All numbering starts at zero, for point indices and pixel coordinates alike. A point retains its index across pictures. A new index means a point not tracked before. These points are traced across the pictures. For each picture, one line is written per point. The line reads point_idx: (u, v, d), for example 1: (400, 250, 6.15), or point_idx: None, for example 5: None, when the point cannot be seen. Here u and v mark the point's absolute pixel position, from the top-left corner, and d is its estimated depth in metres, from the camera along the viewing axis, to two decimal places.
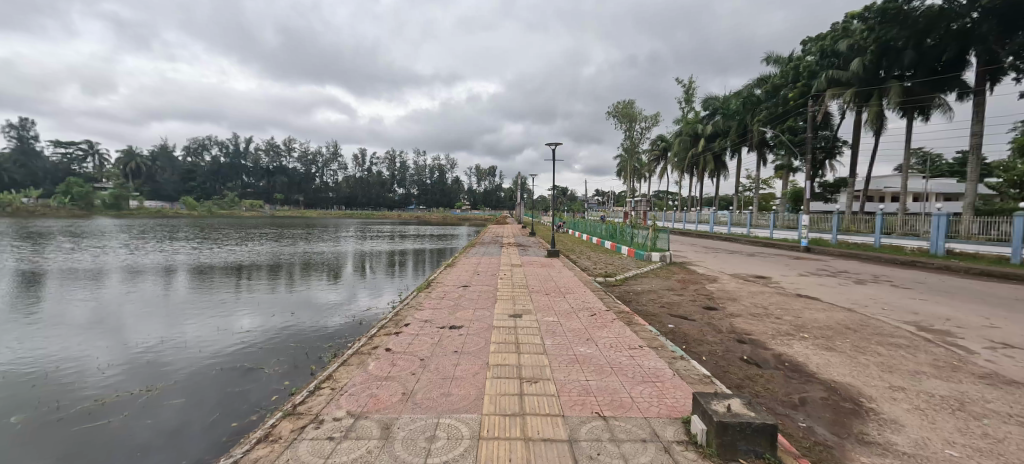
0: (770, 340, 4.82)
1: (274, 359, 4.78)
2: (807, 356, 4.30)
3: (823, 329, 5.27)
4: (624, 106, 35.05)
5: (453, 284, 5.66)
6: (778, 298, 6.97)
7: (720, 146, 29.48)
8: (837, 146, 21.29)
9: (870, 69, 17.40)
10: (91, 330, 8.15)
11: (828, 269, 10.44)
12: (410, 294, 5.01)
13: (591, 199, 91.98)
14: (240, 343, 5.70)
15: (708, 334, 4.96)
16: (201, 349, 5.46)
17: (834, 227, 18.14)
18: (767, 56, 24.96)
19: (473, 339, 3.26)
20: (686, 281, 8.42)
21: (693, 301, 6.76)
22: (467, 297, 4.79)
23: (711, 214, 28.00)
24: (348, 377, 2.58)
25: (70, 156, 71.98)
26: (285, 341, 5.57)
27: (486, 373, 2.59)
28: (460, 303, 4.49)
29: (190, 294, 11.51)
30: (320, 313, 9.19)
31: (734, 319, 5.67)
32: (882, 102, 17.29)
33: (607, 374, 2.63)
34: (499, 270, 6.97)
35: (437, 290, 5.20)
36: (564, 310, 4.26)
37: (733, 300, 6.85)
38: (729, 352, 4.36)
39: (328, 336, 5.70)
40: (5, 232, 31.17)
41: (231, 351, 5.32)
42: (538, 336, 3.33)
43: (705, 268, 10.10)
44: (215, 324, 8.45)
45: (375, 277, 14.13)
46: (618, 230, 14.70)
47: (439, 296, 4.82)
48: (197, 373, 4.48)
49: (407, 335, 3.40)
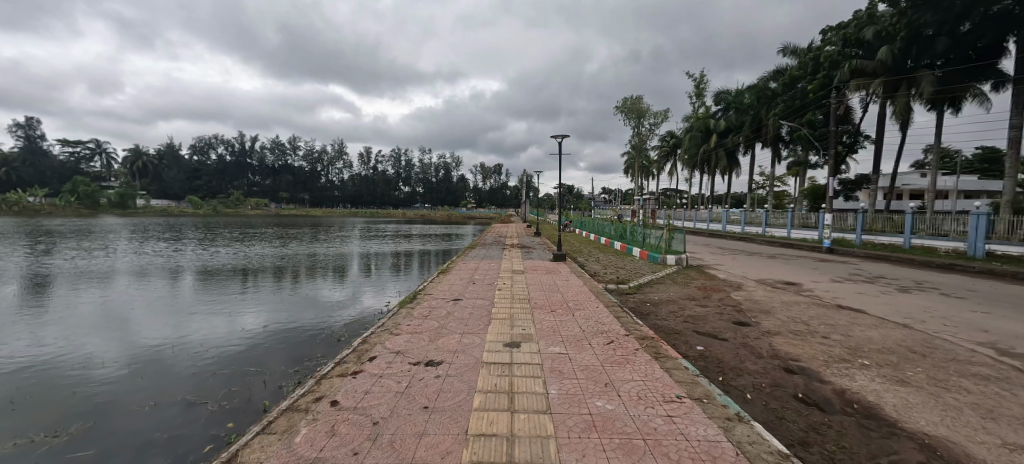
0: (825, 370, 3.96)
1: (227, 389, 4.00)
2: (878, 395, 3.45)
3: (884, 354, 4.40)
4: (632, 102, 34.08)
5: (443, 297, 4.84)
6: (817, 311, 6.08)
7: (733, 142, 28.46)
8: (859, 140, 20.20)
9: (899, 57, 16.36)
10: (74, 331, 7.65)
11: (861, 273, 9.52)
12: (390, 312, 4.21)
13: (598, 197, 91.18)
14: (215, 359, 5.06)
15: (747, 360, 4.13)
16: (168, 369, 4.83)
17: (857, 227, 17.10)
18: (784, 47, 23.95)
19: (451, 385, 2.44)
20: (708, 289, 7.54)
21: (720, 314, 5.91)
22: (455, 316, 3.97)
23: (723, 213, 26.94)
24: (260, 460, 1.78)
25: (79, 155, 72.43)
26: (256, 360, 4.89)
27: (462, 452, 1.77)
28: (446, 325, 3.68)
29: (186, 294, 10.95)
30: (318, 314, 8.43)
31: (773, 339, 4.82)
32: (911, 92, 16.37)
33: (638, 456, 1.79)
34: (498, 277, 6.13)
35: (423, 306, 4.38)
36: (574, 335, 3.42)
37: (766, 313, 5.99)
38: (778, 389, 3.52)
39: (305, 354, 4.99)
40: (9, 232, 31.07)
41: (200, 371, 4.66)
42: (540, 381, 2.50)
43: (725, 273, 9.24)
44: (203, 324, 7.85)
45: (381, 278, 13.44)
46: (629, 230, 13.85)
47: (423, 315, 4.02)
48: (130, 408, 3.73)
49: (367, 376, 2.58)
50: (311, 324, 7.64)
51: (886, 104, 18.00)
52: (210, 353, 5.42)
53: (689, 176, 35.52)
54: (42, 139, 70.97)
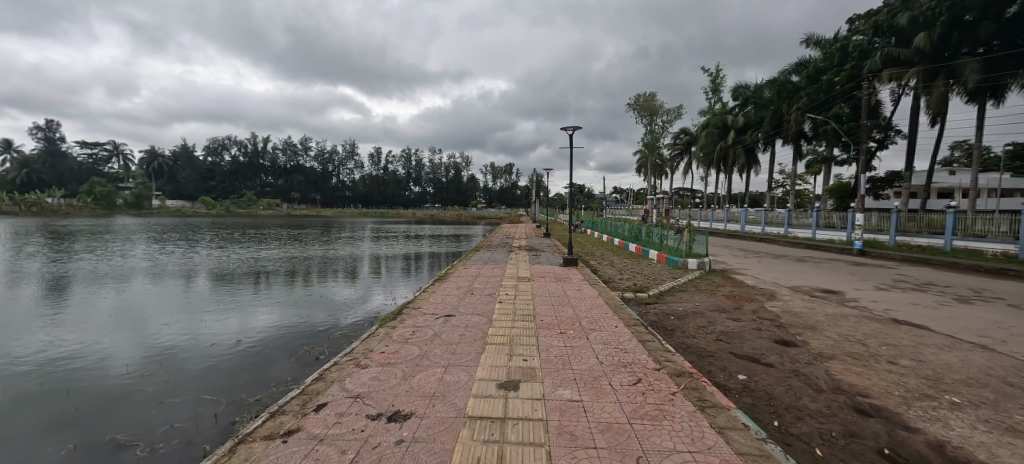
0: (907, 411, 3.15)
1: (176, 422, 3.41)
2: (993, 451, 2.62)
3: (974, 387, 3.54)
4: (644, 99, 33.06)
5: (433, 313, 4.08)
6: (873, 328, 5.21)
7: (752, 139, 27.32)
8: (890, 135, 18.99)
9: (936, 45, 15.23)
10: (75, 330, 7.36)
11: (907, 280, 8.56)
12: (366, 334, 3.52)
13: (609, 197, 89.88)
14: (197, 375, 4.55)
15: (804, 396, 3.32)
16: (147, 384, 4.37)
17: (891, 228, 15.91)
18: (807, 38, 22.89)
19: (413, 462, 1.70)
20: (738, 299, 6.70)
21: (758, 330, 5.09)
22: (441, 340, 3.22)
23: (742, 213, 25.80)
24: None
25: (96, 156, 73.84)
26: (229, 381, 4.26)
27: None
28: (429, 353, 2.94)
29: (200, 293, 10.70)
30: (330, 313, 7.98)
31: (829, 366, 3.99)
32: (951, 82, 15.09)
33: None
34: (501, 287, 5.38)
35: (407, 325, 3.66)
36: (589, 370, 2.66)
37: (811, 329, 5.15)
38: (856, 441, 2.71)
39: (284, 374, 4.33)
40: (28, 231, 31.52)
41: (173, 390, 4.14)
42: (542, 457, 1.73)
43: (753, 279, 8.39)
44: (211, 322, 7.54)
45: (392, 279, 12.93)
46: (644, 231, 13.00)
47: (402, 338, 3.31)
48: (52, 449, 3.14)
49: (303, 440, 1.88)
50: (318, 324, 7.18)
51: (920, 96, 16.89)
52: (202, 364, 5.00)
53: (705, 174, 34.40)
54: (62, 141, 72.40)
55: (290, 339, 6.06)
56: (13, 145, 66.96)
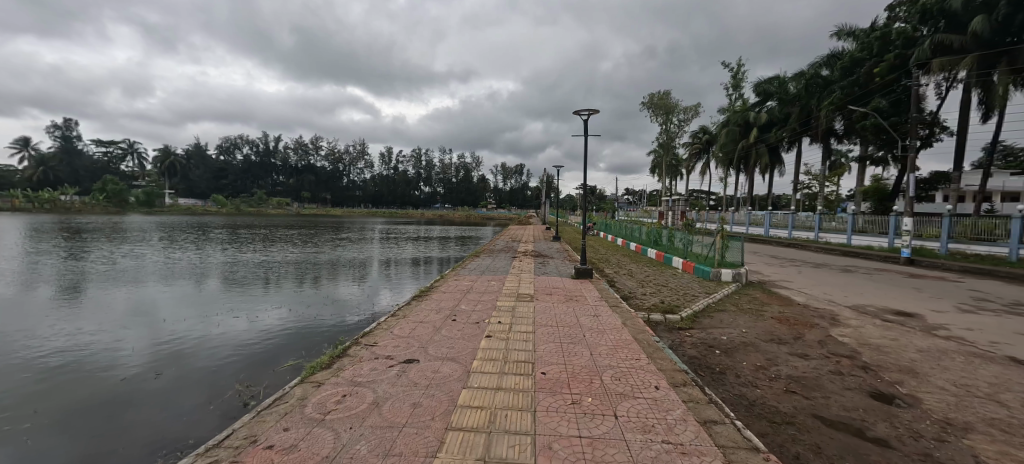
0: None
1: None
2: None
3: None
4: (660, 97, 31.58)
5: (387, 357, 2.84)
6: (997, 375, 3.83)
7: (776, 137, 25.74)
8: (936, 132, 17.26)
9: (996, 29, 13.57)
10: (54, 325, 6.70)
11: (993, 300, 7.06)
12: (283, 393, 2.36)
13: (620, 199, 87.97)
14: (131, 409, 3.58)
15: None
16: (67, 419, 3.42)
17: (942, 235, 14.17)
18: (838, 29, 21.36)
19: None
20: (792, 324, 5.37)
21: (841, 376, 3.73)
22: (376, 420, 1.98)
23: (766, 216, 24.23)
24: None
25: (112, 154, 74.68)
26: (106, 445, 3.02)
27: None
28: (340, 459, 1.69)
29: (211, 290, 10.10)
30: (345, 312, 7.26)
31: (973, 447, 2.66)
32: (1013, 70, 13.37)
33: None
34: (494, 312, 4.12)
35: (341, 380, 2.44)
36: None
37: (911, 375, 3.79)
38: None
39: (176, 439, 3.03)
40: (46, 228, 31.75)
41: (40, 450, 2.96)
42: None
43: (802, 296, 7.03)
44: (222, 317, 6.99)
45: (399, 279, 11.89)
46: (666, 235, 11.60)
47: (318, 414, 2.07)
48: None
49: None
50: (337, 322, 6.53)
51: (971, 89, 15.42)
52: (160, 384, 4.12)
53: (724, 175, 32.84)
54: (78, 139, 73.30)
55: (280, 348, 5.23)
56: (32, 144, 67.97)
